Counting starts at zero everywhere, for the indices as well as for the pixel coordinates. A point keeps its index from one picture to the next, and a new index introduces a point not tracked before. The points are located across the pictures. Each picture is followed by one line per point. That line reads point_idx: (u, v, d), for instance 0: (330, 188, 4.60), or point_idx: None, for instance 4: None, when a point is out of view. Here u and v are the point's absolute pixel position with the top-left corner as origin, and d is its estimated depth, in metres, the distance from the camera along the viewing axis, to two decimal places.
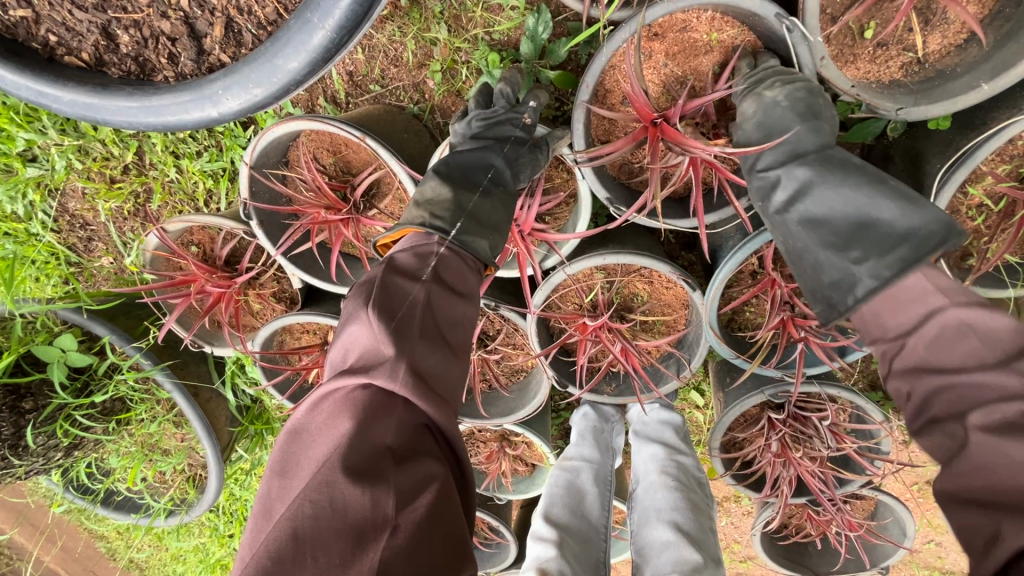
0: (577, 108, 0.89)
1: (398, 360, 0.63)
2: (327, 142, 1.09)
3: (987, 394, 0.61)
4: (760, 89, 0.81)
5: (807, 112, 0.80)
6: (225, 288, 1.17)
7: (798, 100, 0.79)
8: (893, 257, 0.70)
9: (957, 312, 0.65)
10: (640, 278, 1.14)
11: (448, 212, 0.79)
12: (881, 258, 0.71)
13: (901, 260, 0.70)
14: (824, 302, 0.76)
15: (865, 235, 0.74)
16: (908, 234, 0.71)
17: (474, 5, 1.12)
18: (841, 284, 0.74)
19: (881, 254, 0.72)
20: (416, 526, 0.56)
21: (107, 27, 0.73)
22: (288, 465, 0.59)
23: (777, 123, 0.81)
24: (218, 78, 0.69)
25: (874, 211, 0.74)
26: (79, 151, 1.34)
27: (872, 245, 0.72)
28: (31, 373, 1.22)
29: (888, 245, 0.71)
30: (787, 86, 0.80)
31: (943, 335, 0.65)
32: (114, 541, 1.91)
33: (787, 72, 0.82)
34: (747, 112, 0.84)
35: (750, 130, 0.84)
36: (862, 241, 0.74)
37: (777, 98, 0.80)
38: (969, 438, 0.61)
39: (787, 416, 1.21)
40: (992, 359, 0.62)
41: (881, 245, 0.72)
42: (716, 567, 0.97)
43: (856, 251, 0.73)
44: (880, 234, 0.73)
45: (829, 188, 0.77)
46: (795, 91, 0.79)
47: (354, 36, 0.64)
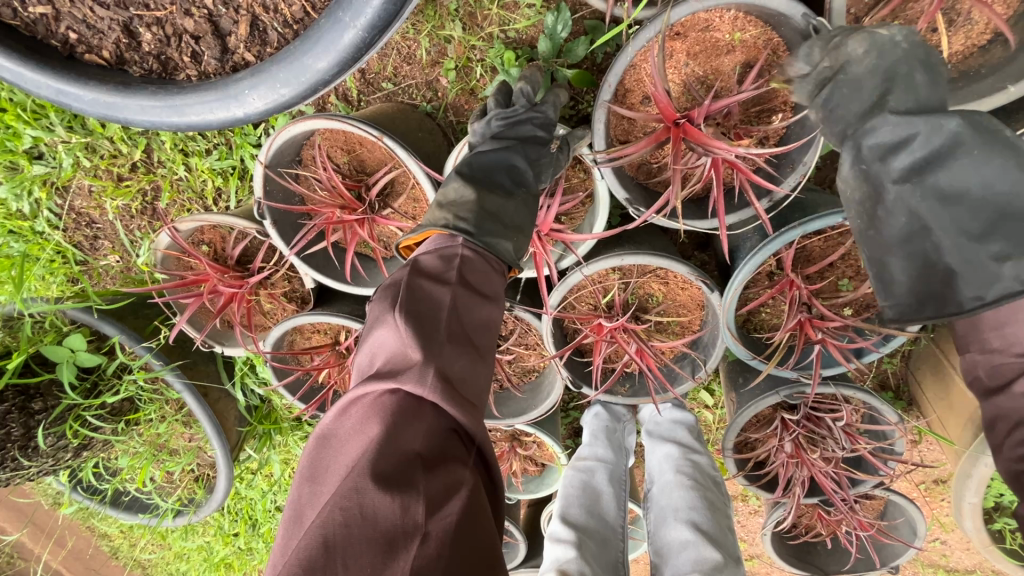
0: (598, 108, 0.89)
1: (426, 364, 0.62)
2: (341, 141, 1.08)
3: None
4: (873, 30, 0.71)
5: (926, 64, 0.71)
6: (237, 289, 1.16)
7: (916, 46, 0.70)
8: None
9: None
10: (656, 279, 1.14)
11: (472, 213, 0.78)
12: (1022, 258, 0.66)
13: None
14: (934, 294, 0.71)
15: (1007, 226, 0.67)
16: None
17: (489, 3, 1.11)
18: (958, 282, 0.69)
19: (1018, 252, 0.67)
20: (447, 533, 0.55)
21: (129, 25, 0.72)
22: (317, 470, 0.59)
23: (900, 71, 0.70)
24: (244, 77, 0.68)
25: (1019, 197, 0.67)
26: (86, 149, 1.33)
27: (1011, 240, 0.67)
28: (40, 374, 1.20)
29: None
30: (899, 30, 0.71)
31: None
32: (118, 541, 1.90)
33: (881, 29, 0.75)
34: (854, 54, 0.71)
35: (859, 75, 0.71)
36: (1000, 233, 0.67)
37: (897, 40, 0.71)
38: None
39: (801, 417, 1.21)
40: None
41: (1022, 241, 0.66)
42: (735, 565, 0.97)
43: (990, 244, 0.67)
44: (1020, 229, 0.67)
45: (972, 162, 0.68)
46: (910, 36, 0.71)
47: (385, 35, 0.63)
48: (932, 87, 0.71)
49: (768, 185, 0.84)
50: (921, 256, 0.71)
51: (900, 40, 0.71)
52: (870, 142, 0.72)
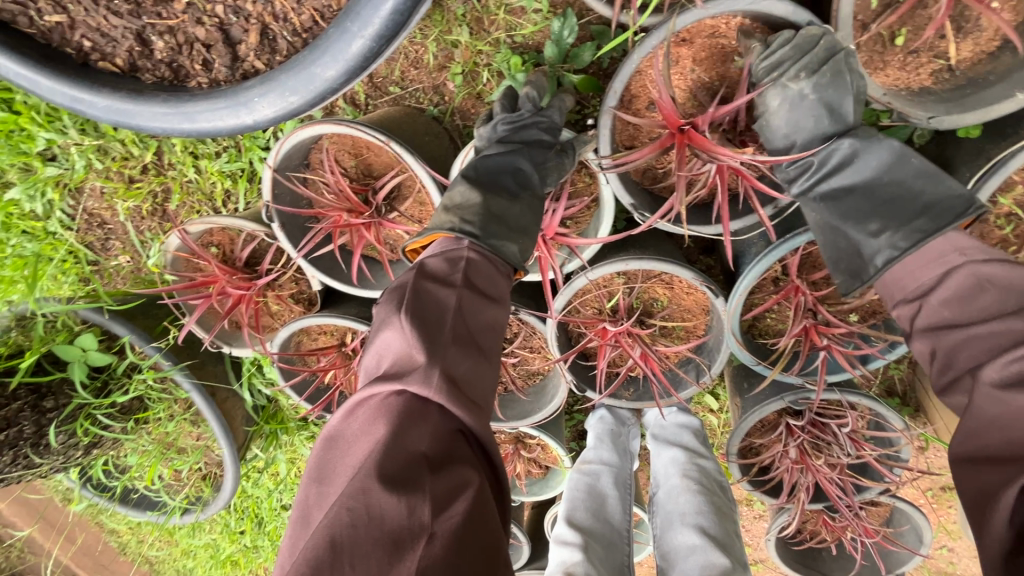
0: (603, 114, 0.89)
1: (431, 366, 0.63)
2: (349, 145, 1.09)
3: (1002, 341, 0.68)
4: (784, 80, 0.80)
5: (833, 98, 0.81)
6: (245, 290, 1.17)
7: (823, 90, 0.80)
8: (914, 228, 0.78)
9: (973, 268, 0.73)
10: (661, 283, 1.14)
11: (478, 216, 0.79)
12: (900, 231, 0.79)
13: (921, 230, 0.78)
14: (850, 271, 0.84)
15: (890, 207, 0.81)
16: (930, 207, 0.79)
17: (496, 8, 1.13)
18: (864, 254, 0.82)
19: (899, 227, 0.79)
20: (452, 533, 0.55)
21: (142, 33, 0.73)
22: (324, 471, 0.60)
23: (801, 116, 0.83)
24: (254, 85, 0.69)
25: (899, 185, 0.81)
26: (99, 151, 1.35)
27: (890, 220, 0.80)
28: (52, 373, 1.22)
29: (907, 219, 0.79)
30: (812, 75, 0.79)
31: (963, 288, 0.73)
32: (126, 537, 1.92)
33: (810, 50, 0.79)
34: (772, 106, 0.84)
35: (778, 123, 0.85)
36: (883, 216, 0.81)
37: (805, 90, 0.80)
38: (994, 399, 0.65)
39: (806, 422, 1.21)
40: (1009, 306, 0.69)
41: (902, 219, 0.80)
42: (744, 571, 0.97)
43: (878, 222, 0.81)
44: (900, 209, 0.80)
45: (856, 169, 0.83)
46: (820, 80, 0.79)
47: (392, 44, 0.64)
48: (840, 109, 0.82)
49: (771, 193, 0.84)
50: (830, 243, 0.85)
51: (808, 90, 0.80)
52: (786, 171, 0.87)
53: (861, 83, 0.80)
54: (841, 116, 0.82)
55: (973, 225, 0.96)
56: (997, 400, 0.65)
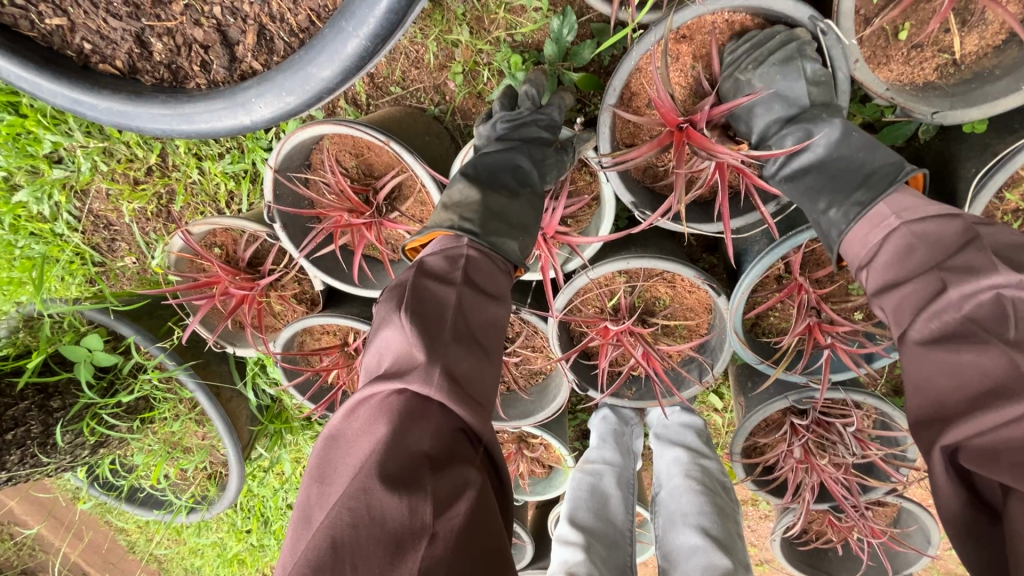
0: (603, 112, 0.88)
1: (432, 365, 0.62)
2: (349, 145, 1.10)
3: (923, 297, 0.62)
4: (736, 74, 0.84)
5: (785, 86, 0.82)
6: (248, 290, 1.18)
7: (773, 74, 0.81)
8: (858, 199, 0.75)
9: (908, 228, 0.68)
10: (663, 282, 1.13)
11: (477, 215, 0.79)
12: (845, 202, 0.76)
13: (862, 202, 0.75)
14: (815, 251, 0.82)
15: (835, 181, 0.79)
16: (872, 177, 0.76)
17: (496, 7, 1.12)
18: (820, 231, 0.80)
19: (845, 198, 0.77)
20: (454, 533, 0.55)
21: (141, 35, 0.73)
22: (326, 471, 0.60)
23: (755, 105, 0.85)
24: (251, 86, 0.69)
25: (844, 159, 0.79)
26: (104, 153, 1.37)
27: (836, 192, 0.78)
28: (59, 373, 1.24)
29: (851, 190, 0.77)
30: (759, 66, 0.82)
31: (898, 250, 0.68)
32: (135, 536, 1.94)
33: (764, 45, 0.83)
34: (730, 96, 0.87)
35: (741, 112, 0.88)
36: (829, 190, 0.79)
37: (753, 80, 0.83)
38: (922, 359, 0.61)
39: (811, 422, 1.20)
40: (933, 261, 0.63)
41: (846, 192, 0.77)
42: (746, 572, 0.96)
43: (824, 197, 0.79)
44: (844, 182, 0.78)
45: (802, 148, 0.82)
46: (768, 69, 0.81)
47: (387, 43, 0.64)
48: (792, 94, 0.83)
49: (773, 189, 0.84)
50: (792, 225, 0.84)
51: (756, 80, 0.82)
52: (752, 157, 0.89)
53: (818, 69, 0.81)
54: (796, 102, 0.83)
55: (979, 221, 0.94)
56: (925, 360, 0.61)
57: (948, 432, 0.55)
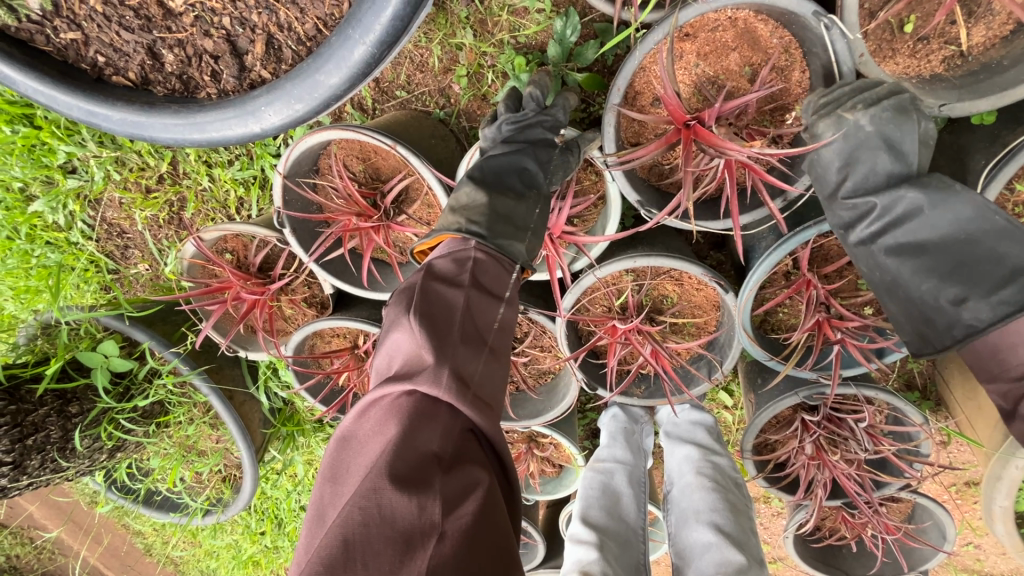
0: (608, 112, 0.89)
1: (441, 366, 0.63)
2: (357, 150, 1.11)
3: None
4: (840, 111, 0.78)
5: (893, 136, 0.78)
6: (259, 295, 1.19)
7: (884, 123, 0.77)
8: (997, 300, 0.73)
9: None
10: (670, 280, 1.14)
11: (484, 216, 0.79)
12: (984, 299, 0.74)
13: (1007, 302, 0.72)
14: (916, 334, 0.80)
15: (969, 269, 0.75)
16: (1017, 272, 0.73)
17: (499, 9, 1.13)
18: (940, 320, 0.77)
19: (982, 294, 0.74)
20: (462, 533, 0.56)
21: (153, 47, 0.73)
22: (337, 471, 0.61)
23: (860, 152, 0.79)
24: (260, 93, 0.69)
25: (981, 244, 0.74)
26: (116, 162, 1.39)
27: (972, 285, 0.75)
28: (76, 379, 1.26)
29: (991, 285, 0.74)
30: (871, 107, 0.77)
31: None
32: (152, 539, 1.97)
33: (870, 90, 0.79)
34: (822, 135, 0.81)
35: (829, 157, 0.81)
36: (963, 278, 0.75)
37: (867, 123, 0.77)
38: None
39: (822, 418, 1.19)
40: None
41: (982, 287, 0.74)
42: (760, 568, 0.96)
43: (957, 286, 0.75)
44: (985, 273, 0.74)
45: (928, 222, 0.76)
46: (880, 113, 0.77)
47: (393, 49, 0.64)
48: (901, 154, 0.78)
49: (780, 185, 0.84)
50: (902, 304, 0.80)
51: (871, 124, 0.77)
52: (840, 212, 0.83)
53: (924, 126, 0.79)
54: (906, 159, 0.79)
55: None
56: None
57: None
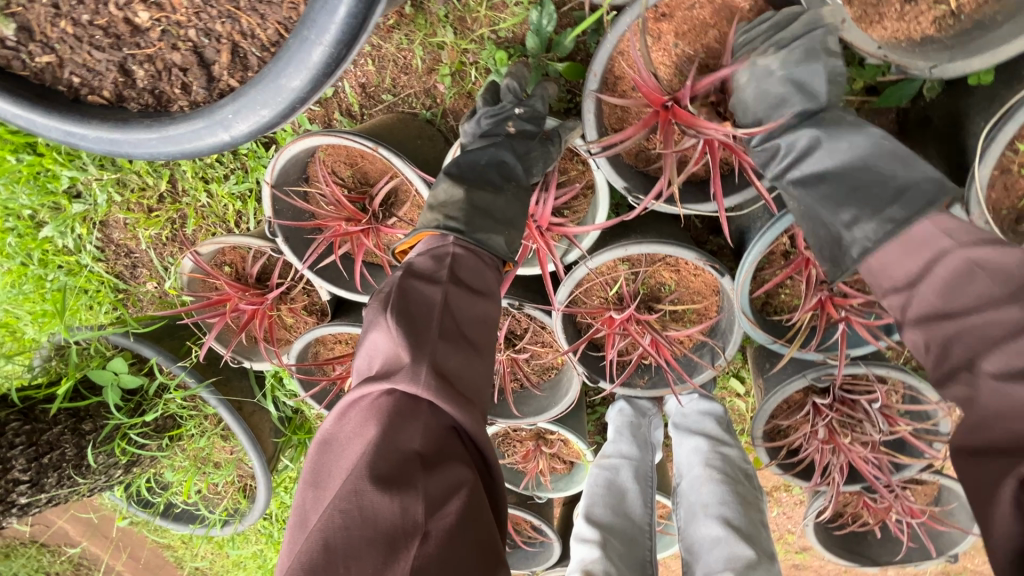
0: (586, 99, 0.89)
1: (419, 363, 0.63)
2: (343, 155, 1.11)
3: (996, 331, 0.62)
4: (754, 56, 0.79)
5: (803, 77, 0.80)
6: (258, 305, 1.21)
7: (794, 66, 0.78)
8: (885, 217, 0.73)
9: (967, 253, 0.65)
10: (666, 267, 1.11)
11: (461, 211, 0.79)
12: (872, 218, 0.74)
13: (893, 218, 0.72)
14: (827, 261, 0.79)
15: (865, 192, 0.76)
16: (902, 191, 0.73)
17: (477, 5, 1.13)
18: (842, 243, 0.77)
19: (872, 214, 0.74)
20: (447, 532, 0.56)
21: (124, 64, 0.73)
22: (318, 475, 0.60)
23: (772, 90, 0.81)
24: (227, 101, 0.66)
25: (870, 170, 0.77)
26: (118, 184, 1.43)
27: (863, 206, 0.75)
28: (89, 397, 1.29)
29: (881, 203, 0.74)
30: (781, 51, 0.77)
31: (954, 276, 0.66)
32: (181, 551, 2.01)
33: (787, 27, 0.79)
34: (741, 82, 0.83)
35: (750, 99, 0.83)
36: (856, 201, 0.76)
37: (775, 66, 0.78)
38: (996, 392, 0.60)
39: (834, 400, 1.15)
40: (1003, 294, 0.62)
41: (873, 205, 0.75)
42: (770, 563, 0.93)
43: (852, 209, 0.76)
44: (873, 195, 0.75)
45: (827, 154, 0.79)
46: (790, 55, 0.77)
47: (355, 47, 0.60)
48: (811, 95, 0.81)
49: (761, 165, 0.85)
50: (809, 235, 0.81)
51: (780, 66, 0.78)
52: (756, 155, 0.85)
53: (838, 67, 0.80)
54: (815, 98, 0.81)
55: (995, 177, 0.88)
56: (1000, 395, 0.60)
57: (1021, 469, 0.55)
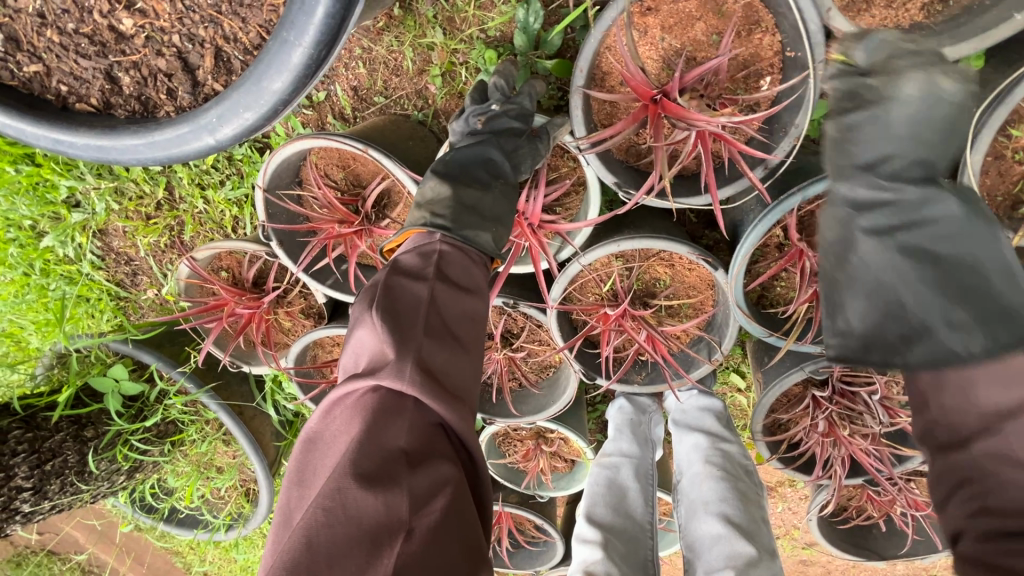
0: (574, 95, 0.88)
1: (404, 359, 0.64)
2: (336, 158, 1.12)
3: None
4: (935, 72, 0.70)
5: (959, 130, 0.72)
6: (255, 309, 1.22)
7: (958, 108, 0.71)
8: (990, 330, 0.65)
9: None
10: (660, 262, 1.11)
11: (448, 209, 0.79)
12: (970, 325, 0.66)
13: (998, 335, 0.64)
14: (881, 340, 0.73)
15: (967, 289, 0.69)
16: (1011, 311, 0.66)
17: (466, 5, 1.13)
18: (918, 332, 0.70)
19: (972, 317, 0.67)
20: (430, 530, 0.57)
21: (111, 71, 0.73)
22: (304, 473, 0.61)
23: (927, 123, 0.71)
24: (210, 105, 0.66)
25: (983, 273, 0.69)
26: (115, 193, 1.44)
27: (964, 306, 0.68)
28: (90, 404, 1.30)
29: (986, 312, 0.67)
30: (959, 80, 0.70)
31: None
32: (189, 556, 2.02)
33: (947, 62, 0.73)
34: (903, 91, 0.70)
35: (900, 118, 0.71)
36: (955, 298, 0.69)
37: (949, 95, 0.70)
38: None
39: (833, 393, 1.15)
40: None
41: (979, 311, 0.67)
42: (771, 560, 0.94)
43: (940, 299, 0.70)
44: (978, 299, 0.68)
45: (945, 236, 0.72)
46: (961, 90, 0.70)
47: (336, 48, 0.61)
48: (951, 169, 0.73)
49: (756, 155, 0.84)
50: (867, 300, 0.75)
51: (954, 97, 0.70)
52: (862, 194, 0.75)
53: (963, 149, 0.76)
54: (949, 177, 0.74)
55: (988, 164, 0.87)
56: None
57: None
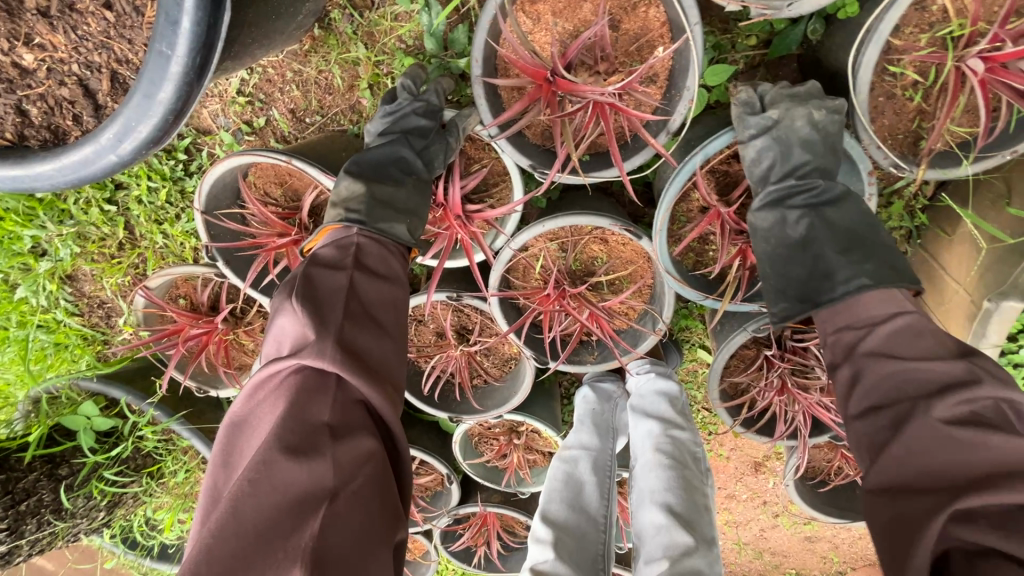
0: (475, 85, 0.91)
1: (325, 341, 0.67)
2: (272, 175, 1.16)
3: (925, 381, 0.66)
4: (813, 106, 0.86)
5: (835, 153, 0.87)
6: (210, 330, 1.25)
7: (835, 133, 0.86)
8: (879, 274, 0.78)
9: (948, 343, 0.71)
10: (594, 240, 1.13)
11: (362, 204, 0.86)
12: (868, 273, 0.78)
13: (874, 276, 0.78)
14: (800, 295, 0.83)
15: (854, 246, 0.82)
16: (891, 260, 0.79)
17: (382, 18, 1.19)
18: (830, 282, 0.81)
19: (866, 268, 0.79)
20: (354, 495, 0.61)
21: (20, 105, 0.80)
22: (230, 455, 0.65)
23: (815, 142, 0.86)
24: (107, 123, 0.70)
25: (868, 232, 0.82)
26: (78, 237, 1.48)
27: (864, 259, 0.80)
28: (64, 443, 1.33)
29: (879, 262, 0.79)
30: (827, 110, 0.86)
31: (911, 336, 0.70)
32: None
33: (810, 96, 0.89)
34: (794, 124, 0.86)
35: (793, 140, 0.86)
36: (856, 253, 0.81)
37: (824, 122, 0.86)
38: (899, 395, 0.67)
39: (784, 351, 1.15)
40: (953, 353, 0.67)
41: (872, 262, 0.79)
42: (709, 549, 0.95)
43: (839, 256, 0.81)
44: (870, 251, 0.81)
45: (842, 206, 0.84)
46: (829, 117, 0.86)
47: (211, 53, 0.65)
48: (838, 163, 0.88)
49: (651, 119, 0.85)
50: (790, 266, 0.85)
51: (828, 124, 0.86)
52: (772, 190, 0.87)
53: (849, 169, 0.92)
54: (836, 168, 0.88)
55: (880, 104, 0.90)
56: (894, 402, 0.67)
57: (960, 499, 0.55)
